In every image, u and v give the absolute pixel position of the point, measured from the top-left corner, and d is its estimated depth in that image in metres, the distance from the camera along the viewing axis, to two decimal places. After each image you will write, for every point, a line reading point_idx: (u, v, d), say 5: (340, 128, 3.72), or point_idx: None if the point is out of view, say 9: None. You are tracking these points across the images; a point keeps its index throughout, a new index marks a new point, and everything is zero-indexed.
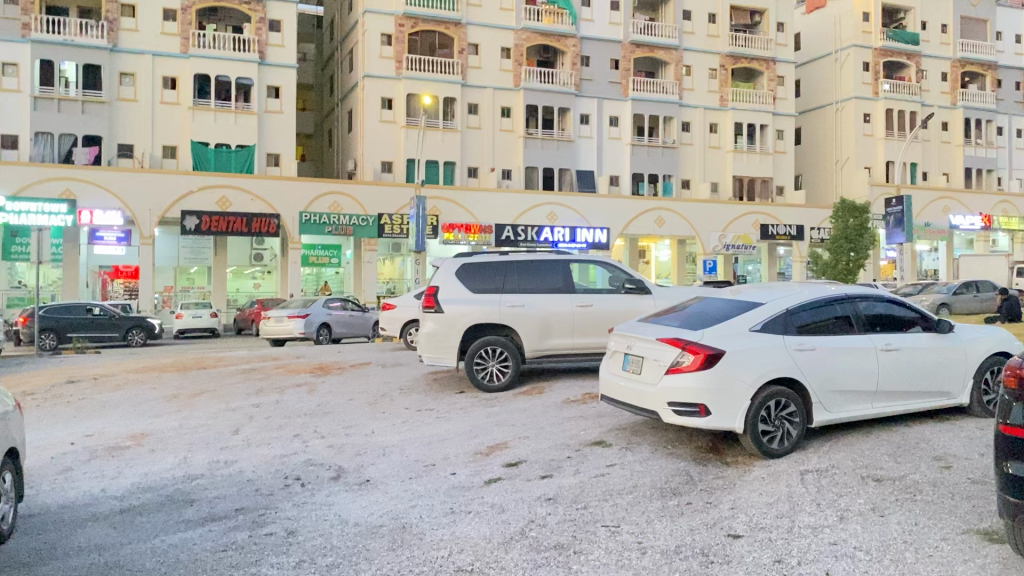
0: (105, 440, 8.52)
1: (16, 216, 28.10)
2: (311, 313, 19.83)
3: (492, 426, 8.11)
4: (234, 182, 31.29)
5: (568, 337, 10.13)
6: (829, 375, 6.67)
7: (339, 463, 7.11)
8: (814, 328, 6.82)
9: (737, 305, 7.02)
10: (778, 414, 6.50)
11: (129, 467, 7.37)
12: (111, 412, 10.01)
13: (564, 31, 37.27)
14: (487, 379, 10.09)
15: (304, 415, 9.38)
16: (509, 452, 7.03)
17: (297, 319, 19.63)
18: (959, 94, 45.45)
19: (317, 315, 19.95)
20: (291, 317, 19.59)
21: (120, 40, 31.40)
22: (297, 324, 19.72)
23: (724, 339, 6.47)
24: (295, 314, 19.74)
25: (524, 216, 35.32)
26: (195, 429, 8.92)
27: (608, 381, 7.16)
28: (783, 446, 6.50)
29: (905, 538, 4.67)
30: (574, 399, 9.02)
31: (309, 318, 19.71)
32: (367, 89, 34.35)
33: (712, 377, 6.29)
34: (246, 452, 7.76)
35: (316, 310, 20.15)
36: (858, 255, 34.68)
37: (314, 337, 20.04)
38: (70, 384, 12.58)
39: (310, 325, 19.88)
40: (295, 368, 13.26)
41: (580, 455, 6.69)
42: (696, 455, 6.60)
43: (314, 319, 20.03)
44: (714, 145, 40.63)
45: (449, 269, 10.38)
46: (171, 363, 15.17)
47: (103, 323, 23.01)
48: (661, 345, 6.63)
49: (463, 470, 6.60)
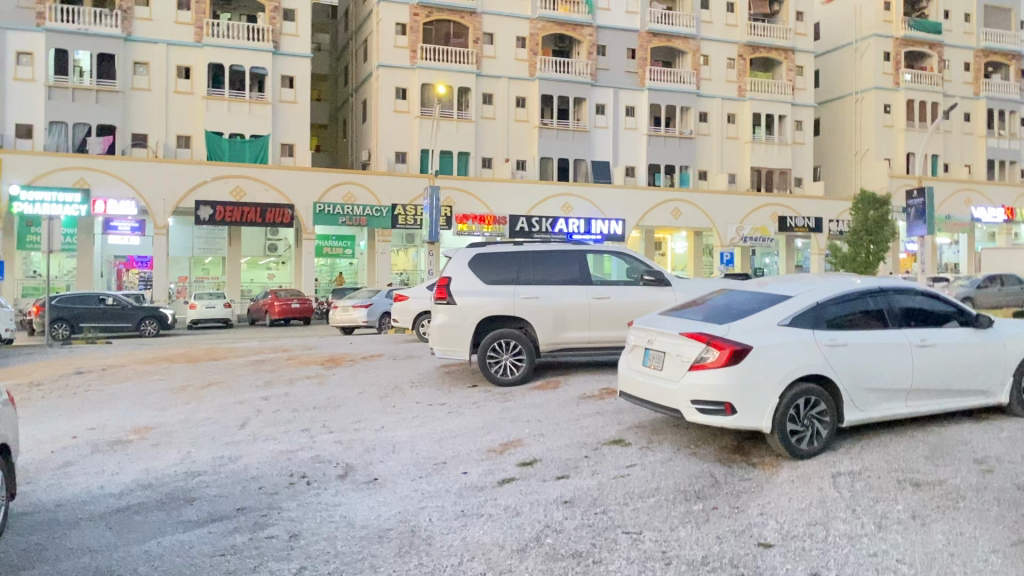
0: (107, 433, 8.29)
1: (31, 206, 28.14)
2: (373, 304, 20.01)
3: (506, 422, 7.81)
4: (248, 172, 31.06)
5: (584, 331, 9.81)
6: (861, 371, 6.33)
7: (347, 460, 6.84)
8: (845, 322, 6.47)
9: (764, 298, 6.68)
10: (808, 413, 6.17)
11: (130, 462, 7.14)
12: (116, 405, 9.79)
13: (580, 20, 36.82)
14: (500, 373, 9.75)
15: (312, 408, 9.11)
16: (524, 450, 6.73)
17: (360, 309, 19.89)
18: (982, 84, 44.61)
19: (379, 305, 20.02)
20: (353, 308, 19.95)
21: (134, 29, 31.23)
22: (361, 313, 19.99)
23: (750, 334, 6.14)
24: (358, 304, 20.00)
25: (538, 207, 34.91)
26: (201, 422, 8.68)
27: (628, 377, 6.86)
28: (813, 446, 6.17)
29: (950, 550, 4.34)
30: (592, 395, 8.71)
31: (371, 307, 19.87)
32: (381, 79, 34.07)
33: (739, 374, 5.97)
34: (250, 448, 7.49)
35: (379, 300, 20.22)
36: (879, 248, 34.10)
37: (377, 326, 20.16)
38: (78, 374, 12.40)
39: (373, 314, 20.00)
40: (306, 360, 13.04)
41: (598, 454, 6.39)
42: (720, 455, 6.29)
43: (377, 308, 20.09)
44: (732, 136, 40.11)
45: (462, 259, 10.09)
46: (182, 354, 14.97)
47: (116, 313, 22.75)
48: (684, 340, 6.31)
49: (476, 469, 6.30)
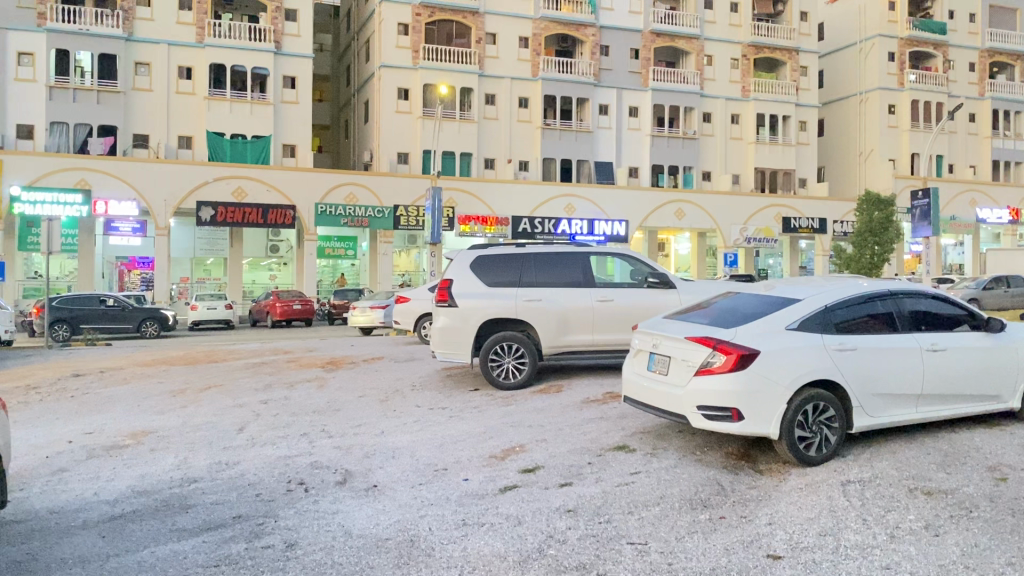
0: (103, 438, 8.18)
1: (32, 207, 28.06)
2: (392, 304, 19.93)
3: (509, 427, 7.68)
4: (250, 173, 30.97)
5: (587, 333, 9.68)
6: (870, 376, 6.20)
7: (345, 466, 6.71)
8: (854, 326, 6.34)
9: (771, 301, 6.55)
10: (816, 418, 6.04)
11: (126, 468, 7.02)
12: (114, 409, 9.67)
13: (583, 20, 36.69)
14: (502, 377, 9.62)
15: (311, 412, 8.99)
16: (526, 456, 6.60)
17: (378, 310, 19.82)
18: (987, 84, 44.38)
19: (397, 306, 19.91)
20: (371, 308, 19.90)
21: (135, 29, 31.15)
22: (379, 313, 19.92)
23: (758, 338, 6.01)
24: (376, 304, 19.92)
25: (542, 208, 34.80)
26: (199, 427, 8.56)
27: (632, 381, 6.73)
28: (821, 453, 6.03)
29: (966, 562, 4.20)
30: (595, 399, 8.59)
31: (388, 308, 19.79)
32: (383, 79, 33.97)
33: (746, 380, 5.84)
34: (249, 453, 7.37)
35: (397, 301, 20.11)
36: (883, 249, 33.93)
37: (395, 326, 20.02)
38: (76, 377, 12.29)
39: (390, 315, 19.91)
40: (307, 362, 12.93)
41: (602, 461, 6.25)
42: (726, 462, 6.16)
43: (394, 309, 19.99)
44: (735, 137, 39.96)
45: (463, 261, 9.97)
46: (183, 356, 14.87)
47: (117, 314, 22.65)
48: (690, 344, 6.17)
49: (477, 476, 6.17)
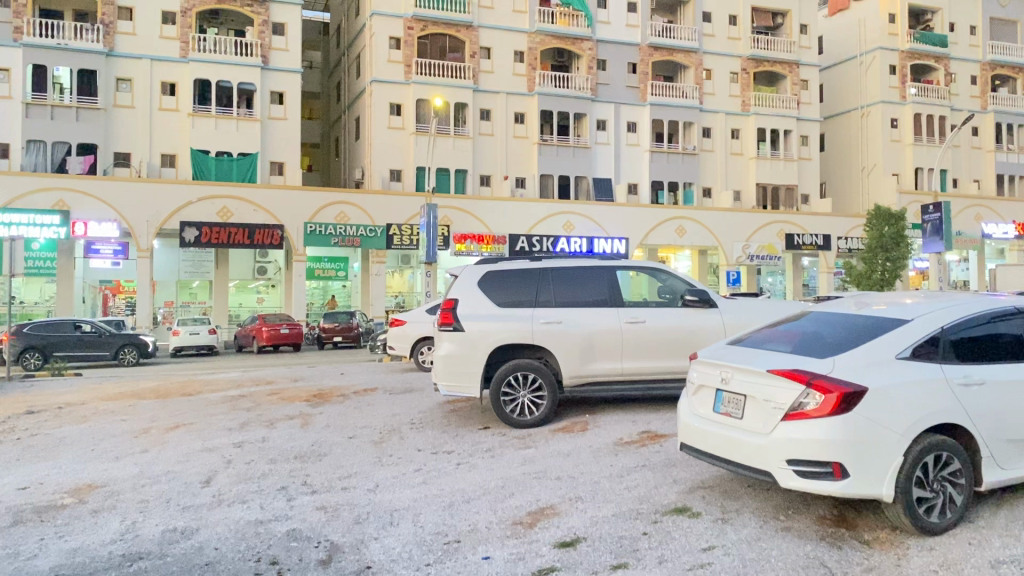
0: (39, 495, 6.73)
1: (7, 228, 26.62)
2: None
3: (532, 478, 6.29)
4: (235, 192, 29.58)
5: (614, 361, 8.31)
6: (1002, 418, 4.86)
7: (331, 537, 5.29)
8: (976, 352, 5.01)
9: (869, 322, 5.21)
10: (938, 474, 4.68)
11: (58, 538, 5.61)
12: (62, 455, 8.23)
13: (579, 33, 35.55)
14: (516, 414, 8.20)
15: (292, 458, 7.59)
16: (561, 523, 5.20)
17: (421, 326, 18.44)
18: (990, 98, 43.50)
19: None
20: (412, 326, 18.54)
21: (116, 44, 29.89)
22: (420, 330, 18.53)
23: (864, 371, 4.65)
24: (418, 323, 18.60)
25: (538, 226, 33.55)
26: (156, 479, 7.12)
27: (692, 425, 5.38)
28: (945, 519, 4.67)
29: None
30: (630, 441, 7.20)
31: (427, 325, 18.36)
32: (374, 94, 32.82)
33: (852, 426, 4.47)
34: (213, 516, 5.95)
35: None
36: (895, 265, 32.80)
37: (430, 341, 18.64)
38: (29, 414, 10.82)
39: None
40: (291, 395, 11.48)
41: (662, 531, 4.87)
42: (822, 530, 4.78)
43: None
44: (736, 152, 38.92)
45: (471, 277, 8.62)
46: (155, 387, 13.42)
47: (93, 341, 21.17)
48: (774, 378, 4.80)
49: (501, 552, 4.78)
